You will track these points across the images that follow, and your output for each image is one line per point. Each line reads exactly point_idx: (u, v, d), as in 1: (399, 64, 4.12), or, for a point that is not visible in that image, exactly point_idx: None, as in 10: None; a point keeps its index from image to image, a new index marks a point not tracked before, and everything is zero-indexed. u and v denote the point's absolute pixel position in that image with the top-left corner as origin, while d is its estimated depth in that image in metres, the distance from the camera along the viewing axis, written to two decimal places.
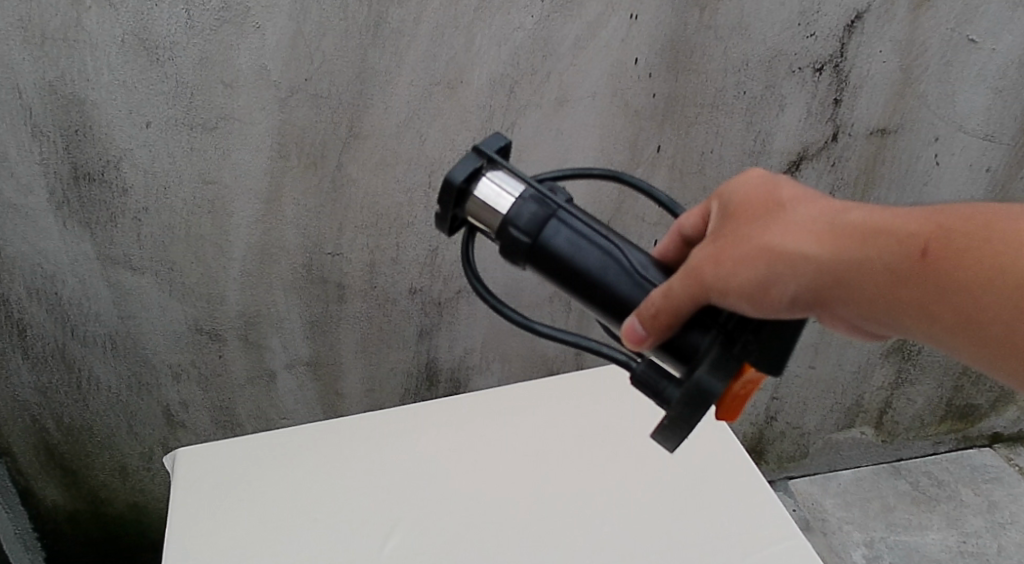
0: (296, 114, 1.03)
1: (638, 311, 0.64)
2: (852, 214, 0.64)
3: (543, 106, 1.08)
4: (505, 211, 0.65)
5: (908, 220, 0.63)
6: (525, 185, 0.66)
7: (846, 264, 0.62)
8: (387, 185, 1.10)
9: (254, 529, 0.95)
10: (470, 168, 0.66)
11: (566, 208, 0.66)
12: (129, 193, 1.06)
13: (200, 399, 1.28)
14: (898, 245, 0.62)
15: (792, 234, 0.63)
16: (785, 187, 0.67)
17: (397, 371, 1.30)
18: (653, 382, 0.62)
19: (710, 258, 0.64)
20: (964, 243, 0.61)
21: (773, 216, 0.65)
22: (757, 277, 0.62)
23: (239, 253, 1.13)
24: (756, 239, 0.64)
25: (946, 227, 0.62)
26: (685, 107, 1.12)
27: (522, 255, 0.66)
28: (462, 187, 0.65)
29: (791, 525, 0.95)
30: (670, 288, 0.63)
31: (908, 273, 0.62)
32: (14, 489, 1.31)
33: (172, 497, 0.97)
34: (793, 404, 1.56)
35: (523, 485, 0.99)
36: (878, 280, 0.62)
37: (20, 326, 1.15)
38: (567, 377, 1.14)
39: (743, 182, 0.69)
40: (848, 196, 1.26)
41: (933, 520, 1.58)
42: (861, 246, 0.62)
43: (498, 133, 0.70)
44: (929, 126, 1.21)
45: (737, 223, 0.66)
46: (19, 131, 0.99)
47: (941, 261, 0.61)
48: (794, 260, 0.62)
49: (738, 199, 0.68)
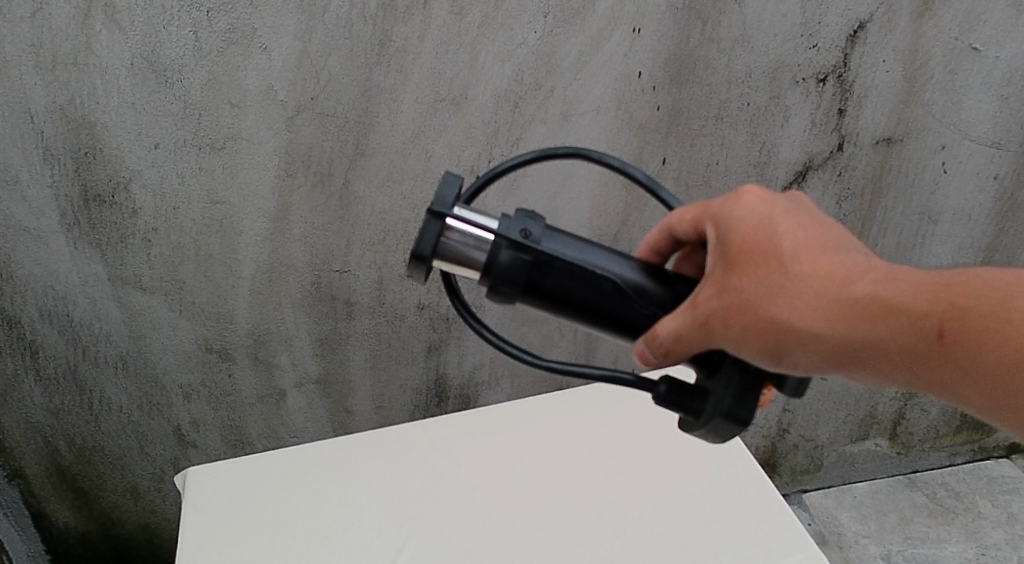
0: (303, 133, 1.04)
1: (647, 338, 0.65)
2: (861, 283, 0.62)
3: (548, 121, 1.09)
4: (483, 266, 0.64)
5: (922, 297, 0.62)
6: (498, 231, 0.65)
7: (859, 340, 0.61)
8: (394, 202, 1.11)
9: (265, 547, 0.94)
10: (435, 231, 0.64)
11: (545, 247, 0.65)
12: (138, 214, 1.07)
13: (210, 418, 1.28)
14: (913, 324, 0.62)
15: (801, 307, 0.61)
16: (788, 236, 0.63)
17: (407, 388, 1.30)
18: (682, 401, 0.65)
19: (716, 318, 0.62)
20: (981, 323, 0.62)
21: (779, 283, 0.62)
22: (768, 350, 0.62)
23: (248, 271, 1.14)
24: (763, 310, 0.61)
25: (960, 303, 0.62)
26: (689, 119, 1.13)
27: (512, 297, 0.66)
28: (432, 255, 0.64)
29: (806, 537, 0.95)
30: (679, 332, 0.63)
31: (923, 351, 0.62)
32: (26, 511, 1.31)
33: (183, 515, 0.97)
34: (806, 416, 1.55)
35: (536, 501, 0.99)
36: (891, 356, 0.62)
37: (32, 348, 1.15)
38: (575, 391, 1.14)
39: (743, 222, 0.64)
40: (855, 206, 1.26)
41: (952, 533, 1.56)
42: (876, 326, 0.61)
43: (450, 173, 0.66)
44: (936, 135, 1.21)
45: (740, 278, 0.62)
46: (30, 154, 1.01)
47: (957, 342, 0.62)
48: (806, 335, 0.61)
49: (740, 244, 0.64)
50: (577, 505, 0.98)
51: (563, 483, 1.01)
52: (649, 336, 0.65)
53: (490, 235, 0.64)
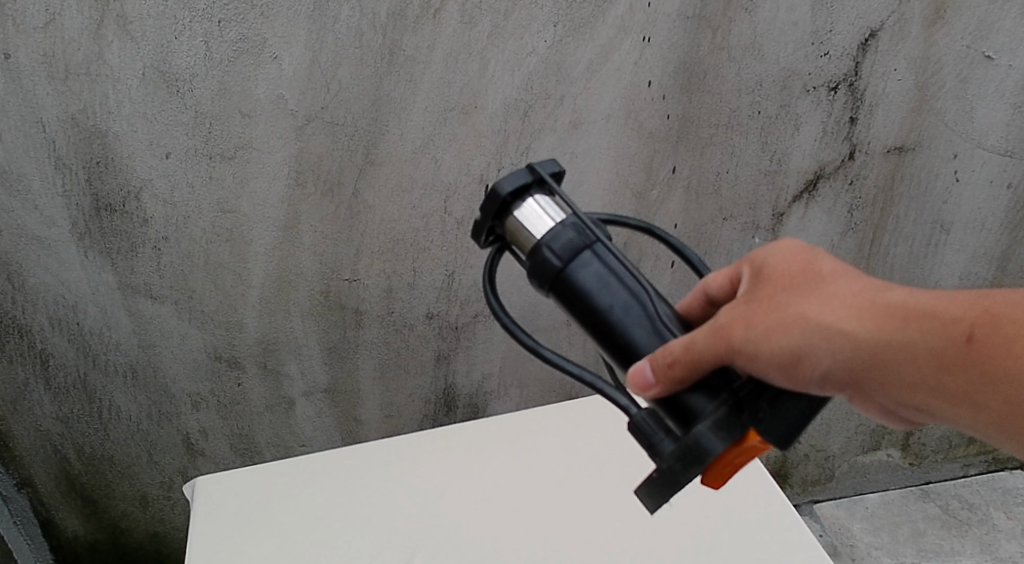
0: (313, 142, 1.04)
1: (652, 356, 0.63)
2: (893, 293, 0.65)
3: (558, 130, 1.09)
4: (540, 234, 0.65)
5: (952, 303, 0.64)
6: (569, 214, 0.67)
7: (884, 343, 0.63)
8: (404, 210, 1.11)
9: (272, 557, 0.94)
10: (520, 184, 0.67)
11: (604, 243, 0.66)
12: (149, 223, 1.07)
13: (219, 427, 1.28)
14: (941, 328, 0.63)
15: (830, 307, 0.64)
16: (825, 259, 0.67)
17: (416, 397, 1.30)
18: (652, 434, 0.63)
19: (740, 319, 0.64)
20: (1012, 330, 0.62)
21: (809, 289, 0.65)
22: (791, 348, 0.62)
23: (257, 280, 1.14)
24: (792, 309, 0.64)
25: (993, 311, 0.63)
26: (699, 128, 1.12)
27: (547, 280, 0.65)
28: (507, 200, 0.66)
29: (818, 551, 0.93)
30: (693, 342, 0.62)
31: (951, 356, 0.63)
32: (36, 519, 1.31)
33: (189, 527, 0.97)
34: (817, 426, 1.54)
35: (544, 514, 0.98)
36: (917, 360, 0.63)
37: (42, 357, 1.16)
38: (583, 402, 1.13)
39: (779, 249, 0.69)
40: (866, 216, 1.25)
41: (966, 545, 1.54)
42: (903, 327, 0.63)
43: (553, 163, 0.71)
44: (948, 143, 1.20)
45: (772, 288, 0.66)
46: (42, 164, 1.01)
47: (987, 347, 0.62)
48: (831, 333, 0.63)
49: (774, 263, 0.68)
50: (585, 518, 0.97)
51: (572, 495, 1.00)
52: (656, 352, 0.63)
53: (560, 215, 0.66)
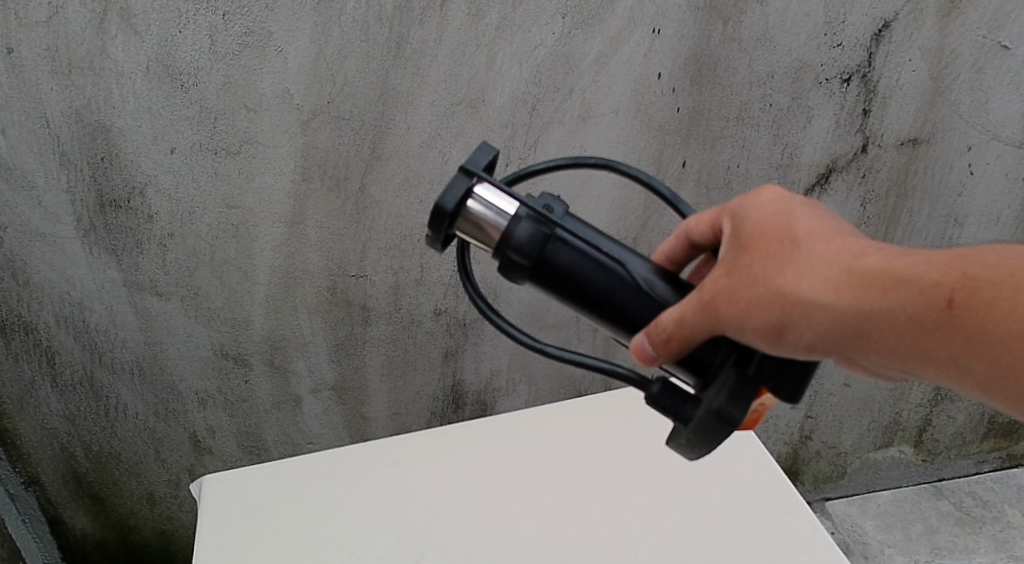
0: (319, 137, 1.03)
1: (648, 330, 0.63)
2: (869, 258, 0.61)
3: (566, 123, 1.07)
4: (501, 234, 0.63)
5: (932, 267, 0.60)
6: (521, 203, 0.63)
7: (864, 314, 0.60)
8: (411, 206, 1.10)
9: (281, 556, 0.93)
10: (461, 190, 0.62)
11: (564, 225, 0.64)
12: (154, 219, 1.06)
13: (226, 425, 1.27)
14: (922, 295, 0.59)
15: (807, 279, 0.61)
16: (801, 219, 0.63)
17: (424, 394, 1.29)
18: (673, 405, 0.62)
19: (720, 293, 0.62)
20: (993, 293, 0.58)
21: (785, 258, 0.62)
22: (770, 322, 0.60)
23: (263, 277, 1.13)
24: (768, 281, 0.61)
25: (972, 273, 0.59)
26: (710, 121, 1.11)
27: (523, 275, 0.64)
28: (454, 212, 0.62)
29: (835, 550, 0.92)
30: (681, 317, 0.62)
31: (933, 322, 0.59)
32: (43, 518, 1.31)
33: (198, 519, 0.97)
34: (829, 423, 1.52)
35: (556, 515, 0.96)
36: (896, 329, 0.60)
37: (48, 354, 1.15)
38: (595, 398, 1.12)
39: (756, 210, 0.65)
40: (878, 209, 1.23)
41: (980, 543, 1.53)
42: (882, 296, 0.60)
43: (482, 143, 0.66)
44: (963, 135, 1.18)
45: (748, 256, 0.63)
46: (46, 160, 1.00)
47: (970, 312, 0.59)
48: (809, 307, 0.60)
49: (751, 225, 0.64)
50: (598, 518, 0.96)
51: (584, 496, 0.98)
52: (651, 326, 0.63)
53: (512, 207, 0.63)
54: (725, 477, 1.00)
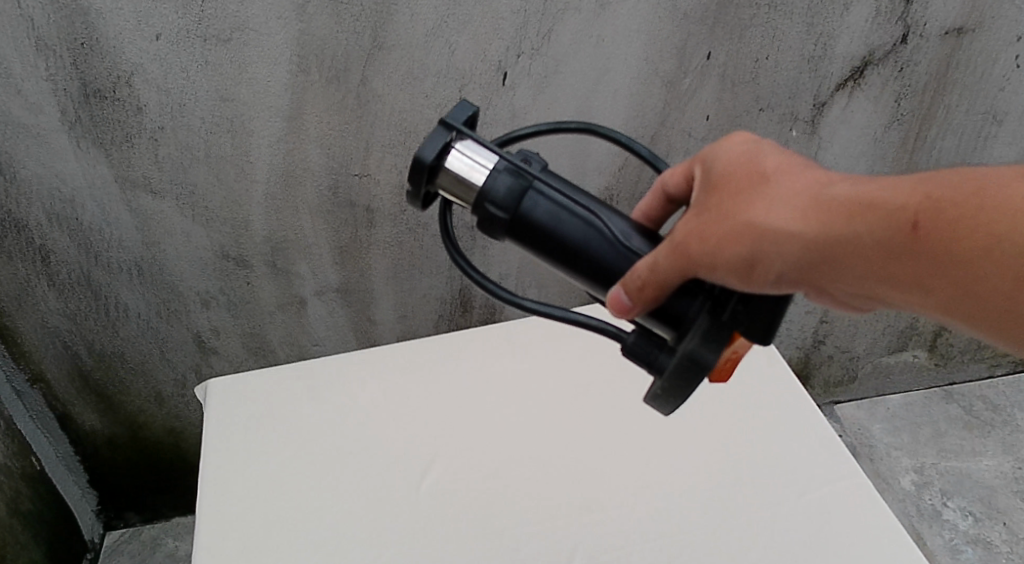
0: (316, 23, 0.96)
1: (625, 280, 0.62)
2: (839, 186, 0.60)
3: (583, 10, 0.99)
4: (479, 187, 0.63)
5: (897, 190, 0.59)
6: (499, 156, 0.64)
7: (835, 240, 0.58)
8: (416, 100, 1.03)
9: (287, 461, 0.92)
10: (440, 144, 0.63)
11: (541, 179, 0.64)
12: (144, 111, 1.00)
13: (230, 326, 1.25)
14: (890, 218, 0.58)
15: (781, 211, 0.59)
16: (769, 153, 0.62)
17: (431, 297, 1.25)
18: (647, 357, 0.62)
19: (693, 234, 0.60)
20: (954, 213, 0.58)
21: (758, 192, 0.60)
22: (745, 256, 0.58)
23: (262, 175, 1.08)
24: (742, 217, 0.59)
25: (936, 196, 0.59)
26: (739, 8, 1.02)
27: (500, 231, 0.64)
28: (434, 164, 0.63)
29: (854, 466, 0.90)
30: (655, 263, 0.60)
31: (902, 246, 0.58)
32: (52, 414, 1.31)
33: (203, 421, 0.96)
34: (844, 328, 1.49)
35: (564, 425, 0.94)
36: (867, 254, 0.59)
37: (43, 253, 1.11)
38: (608, 306, 1.08)
39: (726, 153, 0.63)
40: (914, 106, 1.16)
41: (988, 446, 1.52)
42: (853, 223, 0.58)
43: (465, 101, 0.67)
44: (1011, 25, 1.09)
45: (719, 196, 0.61)
46: (23, 45, 0.93)
47: (936, 232, 0.58)
48: (783, 238, 0.58)
49: (720, 166, 0.63)
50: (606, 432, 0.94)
51: (594, 409, 0.96)
52: (626, 275, 0.62)
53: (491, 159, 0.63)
54: (745, 394, 0.98)
